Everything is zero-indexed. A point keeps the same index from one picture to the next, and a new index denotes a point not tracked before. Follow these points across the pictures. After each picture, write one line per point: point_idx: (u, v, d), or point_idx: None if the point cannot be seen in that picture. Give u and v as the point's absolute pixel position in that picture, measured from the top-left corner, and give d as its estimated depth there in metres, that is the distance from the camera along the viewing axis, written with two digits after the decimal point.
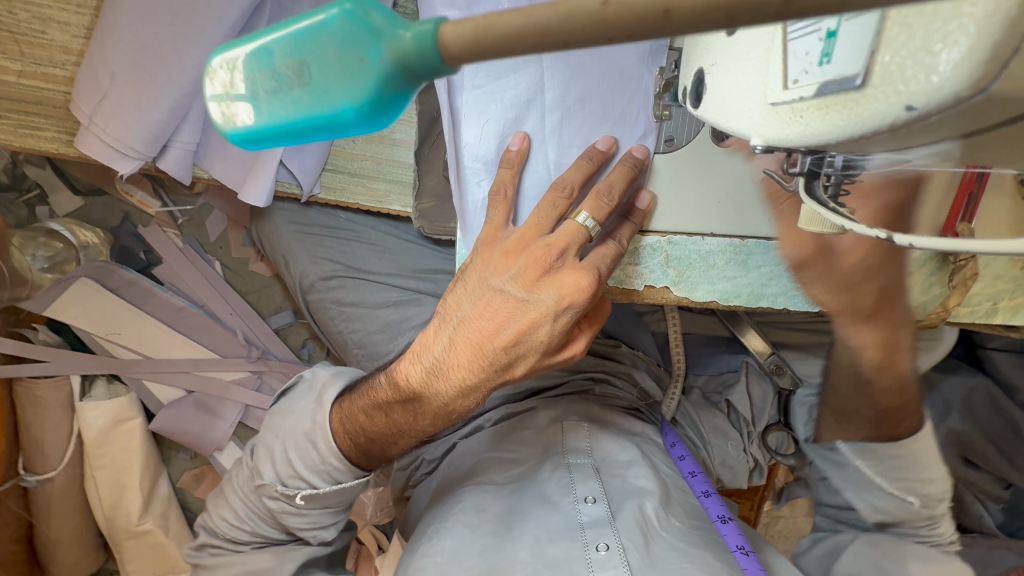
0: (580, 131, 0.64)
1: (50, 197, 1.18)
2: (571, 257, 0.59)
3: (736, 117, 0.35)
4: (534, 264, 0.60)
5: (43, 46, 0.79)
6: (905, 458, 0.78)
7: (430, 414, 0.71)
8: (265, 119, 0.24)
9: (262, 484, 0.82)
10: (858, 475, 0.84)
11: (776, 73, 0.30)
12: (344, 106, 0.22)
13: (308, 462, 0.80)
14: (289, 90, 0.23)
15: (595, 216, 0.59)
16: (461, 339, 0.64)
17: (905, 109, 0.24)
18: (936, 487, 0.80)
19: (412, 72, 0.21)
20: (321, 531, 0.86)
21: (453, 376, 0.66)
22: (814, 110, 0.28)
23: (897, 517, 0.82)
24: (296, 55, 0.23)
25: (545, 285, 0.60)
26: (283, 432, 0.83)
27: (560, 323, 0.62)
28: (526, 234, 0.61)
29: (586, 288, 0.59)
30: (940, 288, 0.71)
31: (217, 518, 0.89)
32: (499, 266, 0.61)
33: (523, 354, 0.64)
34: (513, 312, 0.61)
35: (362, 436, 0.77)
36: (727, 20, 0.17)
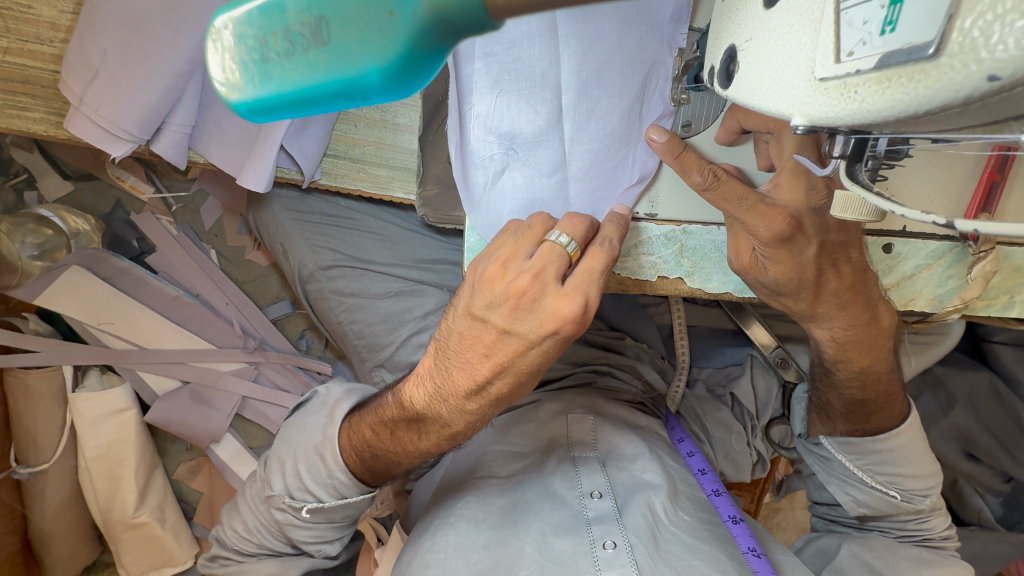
0: (598, 106, 0.61)
1: (39, 181, 1.14)
2: (551, 282, 0.56)
3: (775, 95, 0.33)
4: (516, 293, 0.55)
5: (30, 22, 0.75)
6: (885, 452, 0.82)
7: (435, 434, 0.68)
8: (276, 86, 0.22)
9: (272, 495, 0.80)
10: (841, 469, 0.87)
11: (827, 44, 0.28)
12: (368, 68, 0.20)
13: (314, 474, 0.78)
14: (305, 52, 0.21)
15: (569, 233, 0.58)
16: (455, 370, 0.61)
17: (987, 80, 0.22)
18: (919, 483, 0.82)
19: (450, 26, 0.19)
20: (325, 545, 0.84)
21: (457, 402, 0.63)
22: (871, 85, 0.26)
23: (878, 510, 0.85)
24: (312, 10, 0.20)
25: (529, 316, 0.56)
26: (295, 445, 0.81)
27: (547, 349, 0.58)
28: (505, 261, 0.56)
29: (572, 313, 0.55)
30: (958, 280, 0.69)
31: (228, 529, 0.87)
32: (479, 293, 0.57)
33: (512, 384, 0.61)
34: (496, 342, 0.57)
35: (368, 453, 0.75)
36: None
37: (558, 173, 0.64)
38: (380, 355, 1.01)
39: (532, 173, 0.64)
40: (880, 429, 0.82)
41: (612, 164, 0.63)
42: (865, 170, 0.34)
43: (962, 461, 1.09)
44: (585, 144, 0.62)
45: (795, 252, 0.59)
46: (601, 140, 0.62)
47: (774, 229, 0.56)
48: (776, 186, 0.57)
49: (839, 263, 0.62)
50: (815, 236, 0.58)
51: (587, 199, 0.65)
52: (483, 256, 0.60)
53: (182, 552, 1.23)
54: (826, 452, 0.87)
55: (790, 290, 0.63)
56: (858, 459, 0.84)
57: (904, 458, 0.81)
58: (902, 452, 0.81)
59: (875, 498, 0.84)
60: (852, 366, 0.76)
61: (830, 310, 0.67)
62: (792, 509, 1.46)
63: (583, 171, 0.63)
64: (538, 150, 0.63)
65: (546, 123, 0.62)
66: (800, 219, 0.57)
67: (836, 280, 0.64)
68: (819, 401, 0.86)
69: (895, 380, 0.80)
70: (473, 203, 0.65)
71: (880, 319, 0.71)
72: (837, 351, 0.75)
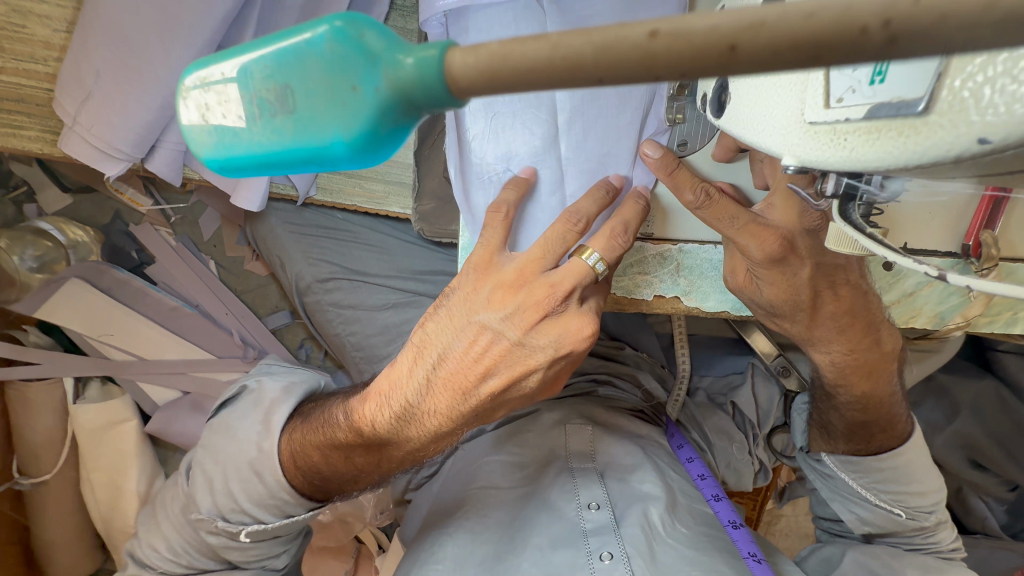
0: (595, 125, 0.59)
1: (38, 194, 1.14)
2: (573, 300, 0.58)
3: (768, 133, 0.32)
4: (538, 307, 0.58)
5: (24, 41, 0.75)
6: (889, 470, 0.80)
7: (397, 458, 0.69)
8: (244, 147, 0.22)
9: (200, 518, 0.77)
10: (845, 487, 0.85)
11: (817, 89, 0.27)
12: (333, 138, 0.20)
13: (253, 496, 0.75)
14: (271, 118, 0.20)
15: (605, 257, 0.57)
16: (443, 386, 0.61)
17: (977, 143, 0.21)
18: (924, 499, 0.81)
19: (413, 104, 0.18)
20: (269, 560, 0.84)
21: (426, 423, 0.63)
22: (861, 134, 0.25)
23: (883, 527, 0.84)
24: (277, 78, 0.20)
25: (542, 331, 0.59)
26: (224, 459, 0.78)
27: (550, 368, 0.62)
28: (527, 271, 0.57)
29: (587, 334, 0.60)
30: (959, 297, 0.67)
31: (149, 548, 0.84)
32: (496, 301, 0.58)
33: (506, 399, 0.64)
34: (507, 355, 0.59)
35: (316, 477, 0.73)
36: (814, 58, 0.14)
37: (557, 193, 0.62)
38: (378, 367, 1.00)
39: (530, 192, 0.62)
40: (882, 448, 0.81)
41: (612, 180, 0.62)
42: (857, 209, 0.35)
43: (966, 469, 1.08)
44: (583, 161, 0.61)
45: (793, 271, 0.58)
46: (599, 159, 0.61)
47: (766, 250, 0.55)
48: (770, 207, 0.56)
49: (840, 281, 0.61)
50: (808, 258, 0.57)
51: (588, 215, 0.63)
52: (498, 262, 0.59)
53: None
54: (829, 469, 0.86)
55: (784, 312, 0.63)
56: (861, 478, 0.83)
57: (908, 475, 0.80)
58: (907, 470, 0.80)
59: (879, 515, 0.83)
60: (852, 390, 0.75)
61: (826, 333, 0.66)
62: (795, 515, 1.45)
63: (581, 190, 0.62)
64: (536, 170, 0.62)
65: (541, 142, 0.60)
66: (793, 240, 0.56)
67: (833, 303, 0.63)
68: (819, 419, 0.85)
69: (898, 402, 0.79)
70: (473, 221, 0.66)
71: (881, 343, 0.70)
72: (836, 374, 0.74)
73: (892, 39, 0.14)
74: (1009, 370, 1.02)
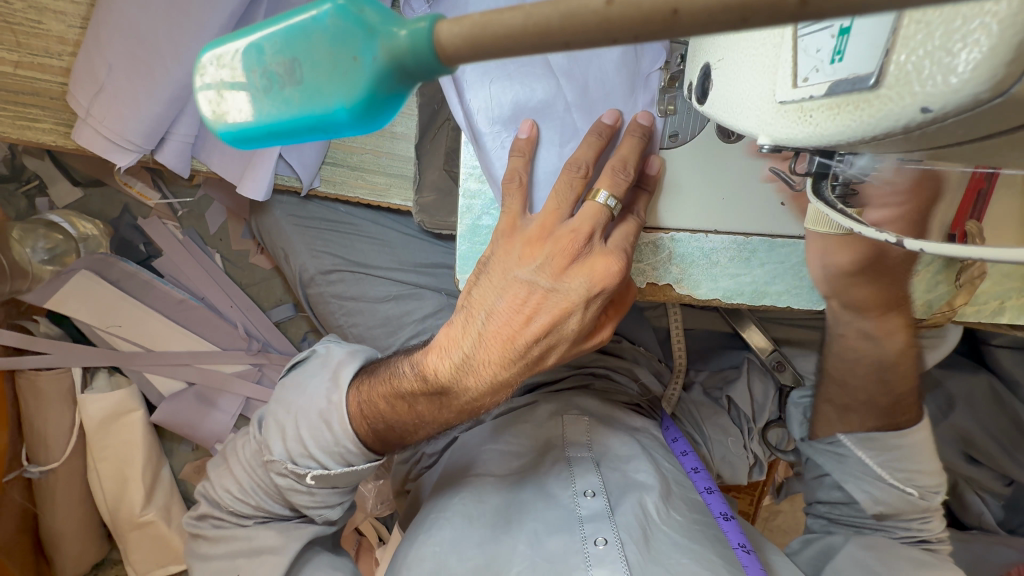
0: (589, 67, 0.64)
1: (49, 187, 1.17)
2: (597, 240, 0.59)
3: (744, 115, 0.34)
4: (561, 253, 0.59)
5: (39, 36, 0.78)
6: (904, 448, 0.83)
7: (456, 407, 0.69)
8: (258, 118, 0.24)
9: (272, 459, 0.79)
10: (859, 467, 0.87)
11: (786, 70, 0.29)
12: (336, 106, 0.22)
13: (321, 443, 0.77)
14: (281, 89, 0.22)
15: (614, 193, 0.59)
16: (490, 339, 0.62)
17: (920, 111, 0.23)
18: (930, 479, 0.84)
19: (406, 71, 0.21)
20: (326, 510, 0.83)
21: (483, 372, 0.64)
22: (824, 110, 0.27)
23: (895, 508, 0.86)
24: (286, 52, 0.22)
25: (574, 276, 0.59)
26: (296, 410, 0.80)
27: (591, 309, 0.62)
28: (547, 223, 0.59)
29: (617, 270, 0.59)
30: (946, 287, 0.70)
31: (220, 489, 0.86)
32: (522, 256, 0.60)
33: (556, 348, 0.64)
34: (543, 302, 0.60)
35: (381, 423, 0.75)
36: (742, 22, 0.16)
37: (572, 137, 0.64)
38: None
39: (545, 142, 0.64)
40: (903, 424, 0.83)
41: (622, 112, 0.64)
42: (830, 188, 0.37)
43: (961, 464, 1.09)
44: (588, 108, 0.64)
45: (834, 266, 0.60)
46: (603, 96, 0.64)
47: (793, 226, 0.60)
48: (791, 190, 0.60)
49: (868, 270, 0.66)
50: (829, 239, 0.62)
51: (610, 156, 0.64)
52: (519, 224, 0.61)
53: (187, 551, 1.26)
54: (844, 449, 0.88)
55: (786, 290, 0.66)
56: (877, 456, 0.85)
57: (918, 456, 0.83)
58: (918, 450, 0.83)
59: (893, 495, 0.85)
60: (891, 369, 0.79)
61: None
62: (793, 512, 1.46)
63: None
64: (546, 122, 0.64)
65: (545, 98, 0.64)
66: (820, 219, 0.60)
67: None
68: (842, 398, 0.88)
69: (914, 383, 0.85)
70: (494, 182, 0.66)
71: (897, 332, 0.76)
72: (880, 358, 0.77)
73: (806, 4, 0.16)
74: (1005, 365, 1.05)
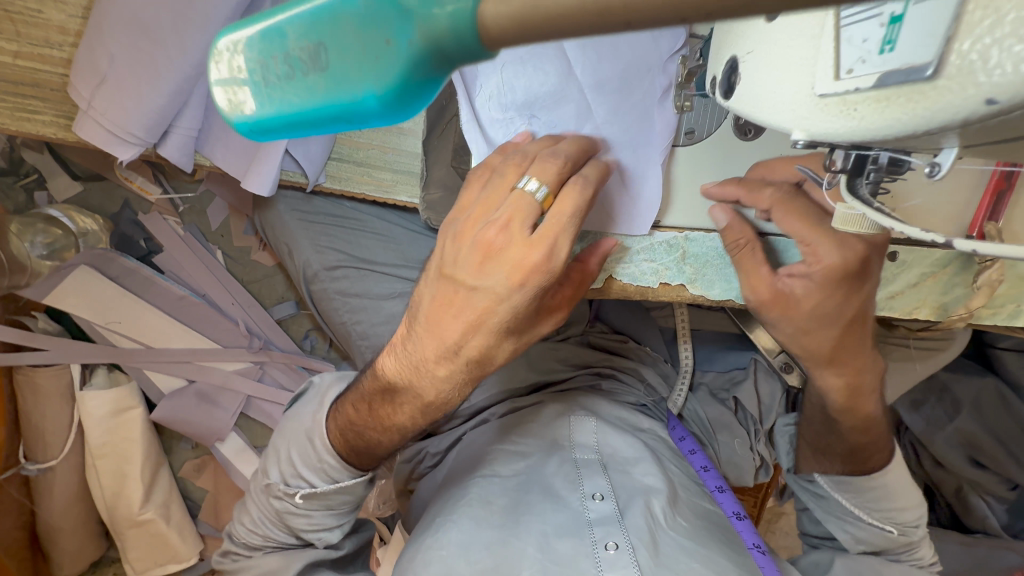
0: (606, 46, 0.62)
1: (49, 181, 1.15)
2: (519, 230, 0.55)
3: (776, 108, 0.33)
4: (483, 245, 0.56)
5: (39, 26, 0.76)
6: (879, 489, 0.81)
7: (408, 407, 0.68)
8: (275, 108, 0.23)
9: (268, 483, 0.79)
10: (838, 506, 0.86)
11: (827, 62, 0.28)
12: (366, 94, 0.21)
13: (305, 457, 0.77)
14: (304, 76, 0.21)
15: (540, 180, 0.55)
16: (427, 336, 0.62)
17: (985, 103, 0.22)
18: (911, 514, 0.82)
19: (446, 55, 0.19)
20: (325, 533, 0.82)
21: (429, 373, 0.64)
22: (871, 103, 0.26)
23: (878, 545, 0.84)
24: (311, 36, 0.21)
25: (495, 270, 0.56)
26: (288, 432, 0.81)
27: (518, 305, 0.57)
28: (474, 218, 0.58)
29: (540, 259, 0.54)
30: (964, 288, 0.68)
31: (236, 522, 0.86)
32: (449, 253, 0.59)
33: (487, 343, 0.61)
34: (465, 298, 0.58)
35: (351, 432, 0.74)
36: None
37: (587, 120, 0.63)
38: None
39: (559, 126, 0.63)
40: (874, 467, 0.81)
41: (639, 94, 0.63)
42: (866, 183, 0.36)
43: (967, 468, 1.08)
44: (604, 87, 0.63)
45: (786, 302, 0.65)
46: (620, 75, 0.62)
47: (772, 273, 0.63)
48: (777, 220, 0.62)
49: (853, 300, 0.65)
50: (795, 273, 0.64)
51: (625, 140, 0.63)
52: (458, 216, 0.60)
53: (186, 549, 1.26)
54: (821, 490, 0.86)
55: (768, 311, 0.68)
56: (854, 497, 0.84)
57: (896, 492, 0.82)
58: (894, 488, 0.81)
59: (873, 534, 0.83)
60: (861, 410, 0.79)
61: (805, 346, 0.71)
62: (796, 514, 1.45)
63: (611, 113, 0.63)
64: (561, 104, 0.63)
65: (560, 80, 0.63)
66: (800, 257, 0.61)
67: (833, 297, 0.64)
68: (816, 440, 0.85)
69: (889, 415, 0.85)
70: None
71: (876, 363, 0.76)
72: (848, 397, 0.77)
73: None
74: (1009, 368, 1.03)
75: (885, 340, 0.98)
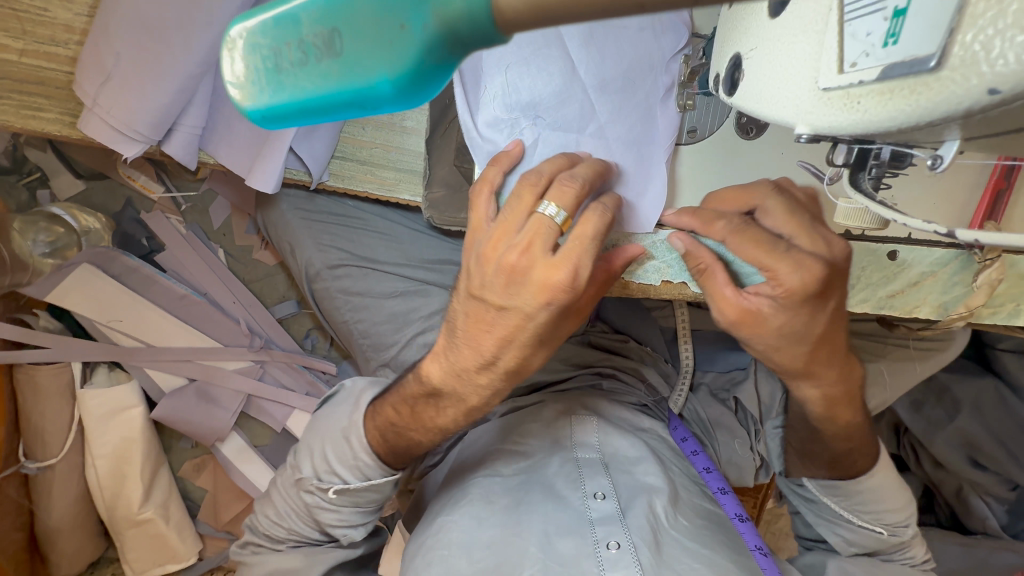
0: (608, 47, 0.63)
1: (51, 180, 1.15)
2: (539, 254, 0.55)
3: (779, 103, 0.33)
4: (506, 269, 0.55)
5: (46, 24, 0.76)
6: (866, 492, 0.85)
7: (454, 409, 0.69)
8: (288, 95, 0.25)
9: (301, 477, 0.79)
10: (829, 510, 0.89)
11: (831, 56, 0.29)
12: (379, 80, 0.23)
13: (341, 456, 0.77)
14: (318, 62, 0.23)
15: (559, 204, 0.55)
16: (464, 348, 0.63)
17: (988, 93, 0.22)
18: (899, 515, 0.86)
19: (458, 39, 0.22)
20: (350, 530, 0.81)
21: (471, 381, 0.65)
22: (874, 96, 0.27)
23: (868, 546, 0.88)
24: (325, 24, 0.23)
25: (520, 292, 0.56)
26: (323, 431, 0.81)
27: (547, 321, 0.57)
28: (495, 241, 0.56)
29: (564, 280, 0.54)
30: (963, 288, 0.69)
31: (260, 514, 0.86)
32: (473, 275, 0.59)
33: (522, 354, 0.61)
34: (494, 318, 0.59)
35: (391, 432, 0.74)
36: None
37: (591, 119, 0.63)
38: (384, 355, 1.02)
39: (563, 126, 0.64)
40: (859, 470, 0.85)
41: (642, 95, 0.64)
42: (868, 178, 0.36)
43: (966, 468, 1.09)
44: (607, 87, 0.63)
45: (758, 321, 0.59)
46: (623, 75, 0.63)
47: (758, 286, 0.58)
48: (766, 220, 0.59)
49: (820, 317, 0.60)
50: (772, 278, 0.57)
51: (629, 139, 0.64)
52: (478, 237, 0.59)
53: (185, 549, 1.26)
54: (810, 493, 0.90)
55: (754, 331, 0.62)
56: (843, 501, 0.87)
57: (882, 495, 0.85)
58: (879, 490, 0.85)
59: (864, 535, 0.87)
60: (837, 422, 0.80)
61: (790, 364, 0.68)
62: None
63: (614, 112, 0.64)
64: (565, 103, 0.63)
65: (564, 80, 0.63)
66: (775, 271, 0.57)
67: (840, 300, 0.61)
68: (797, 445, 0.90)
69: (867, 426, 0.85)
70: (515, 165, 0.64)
71: (852, 374, 0.76)
72: (824, 410, 0.79)
73: None
74: (1008, 368, 1.04)
75: (885, 337, 1.01)
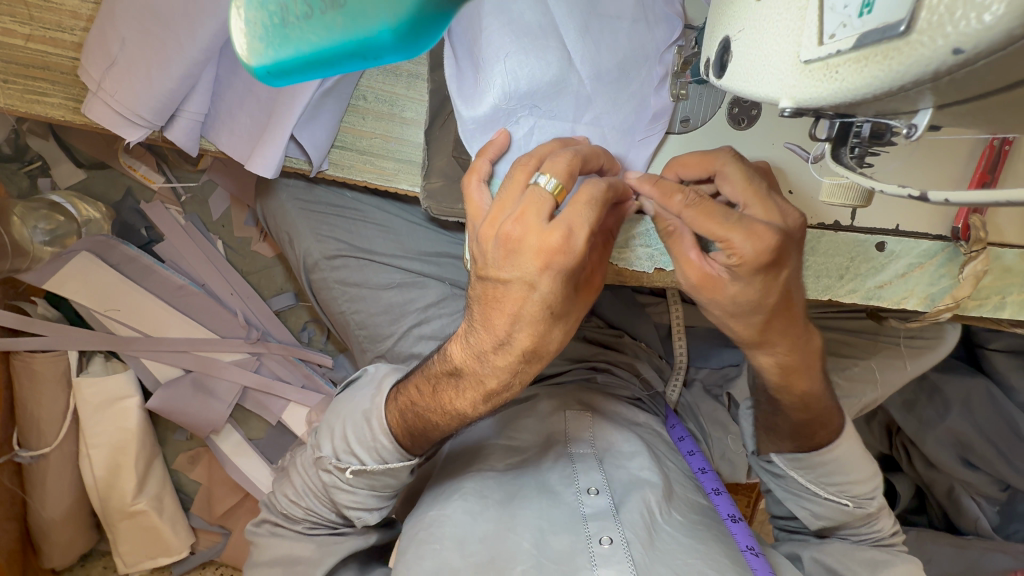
0: (603, 38, 0.64)
1: (52, 169, 1.16)
2: (536, 222, 0.55)
3: (763, 80, 0.35)
4: (504, 239, 0.56)
5: (53, 11, 0.78)
6: (829, 463, 0.80)
7: (474, 390, 0.67)
8: (297, 46, 0.30)
9: (320, 456, 0.80)
10: (795, 484, 0.84)
11: (811, 29, 0.30)
12: (382, 28, 0.28)
13: (359, 436, 0.78)
14: (324, 15, 0.28)
15: (551, 174, 0.56)
16: (477, 330, 0.62)
17: (952, 53, 0.25)
18: (864, 486, 0.81)
19: None
20: (365, 513, 0.81)
21: (485, 363, 0.64)
22: (851, 64, 0.28)
23: (835, 520, 0.82)
24: None
25: (521, 261, 0.56)
26: (343, 412, 0.82)
27: (551, 289, 0.57)
28: (493, 216, 0.58)
29: (561, 242, 0.54)
30: (949, 280, 0.70)
31: (278, 493, 0.87)
32: (478, 255, 0.60)
33: (535, 332, 0.60)
34: (500, 293, 0.58)
35: (411, 413, 0.74)
36: None
37: (585, 110, 0.65)
38: (380, 345, 1.03)
39: (558, 117, 0.66)
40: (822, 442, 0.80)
41: (634, 88, 0.66)
42: (849, 153, 0.38)
43: (959, 468, 1.10)
44: (603, 79, 0.64)
45: (712, 286, 0.59)
46: (619, 67, 0.65)
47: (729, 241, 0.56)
48: (726, 180, 0.60)
49: (773, 289, 0.60)
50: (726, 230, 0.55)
51: (623, 129, 0.67)
52: (477, 223, 0.61)
53: (178, 542, 1.25)
54: (779, 469, 0.84)
55: (745, 312, 0.62)
56: (808, 474, 0.82)
57: (847, 465, 0.80)
58: (844, 461, 0.80)
59: (829, 509, 0.82)
60: (786, 389, 0.76)
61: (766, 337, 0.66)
62: None
63: (609, 104, 0.66)
64: (561, 92, 0.64)
65: (559, 72, 0.63)
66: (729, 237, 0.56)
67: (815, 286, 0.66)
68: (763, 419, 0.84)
69: (827, 393, 0.79)
70: (510, 155, 0.66)
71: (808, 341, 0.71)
72: (774, 375, 0.74)
73: None
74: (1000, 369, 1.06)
75: (877, 335, 1.02)
